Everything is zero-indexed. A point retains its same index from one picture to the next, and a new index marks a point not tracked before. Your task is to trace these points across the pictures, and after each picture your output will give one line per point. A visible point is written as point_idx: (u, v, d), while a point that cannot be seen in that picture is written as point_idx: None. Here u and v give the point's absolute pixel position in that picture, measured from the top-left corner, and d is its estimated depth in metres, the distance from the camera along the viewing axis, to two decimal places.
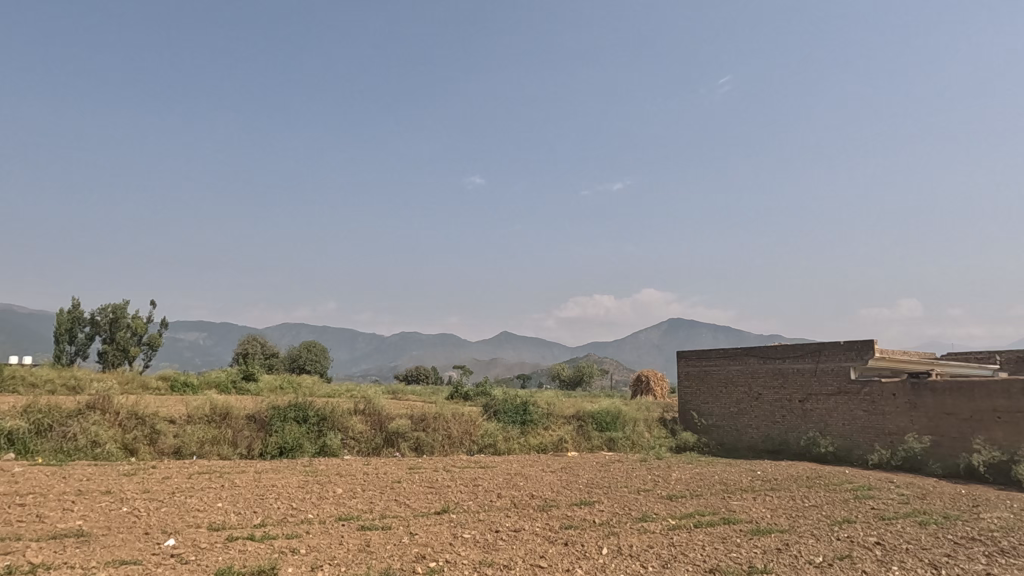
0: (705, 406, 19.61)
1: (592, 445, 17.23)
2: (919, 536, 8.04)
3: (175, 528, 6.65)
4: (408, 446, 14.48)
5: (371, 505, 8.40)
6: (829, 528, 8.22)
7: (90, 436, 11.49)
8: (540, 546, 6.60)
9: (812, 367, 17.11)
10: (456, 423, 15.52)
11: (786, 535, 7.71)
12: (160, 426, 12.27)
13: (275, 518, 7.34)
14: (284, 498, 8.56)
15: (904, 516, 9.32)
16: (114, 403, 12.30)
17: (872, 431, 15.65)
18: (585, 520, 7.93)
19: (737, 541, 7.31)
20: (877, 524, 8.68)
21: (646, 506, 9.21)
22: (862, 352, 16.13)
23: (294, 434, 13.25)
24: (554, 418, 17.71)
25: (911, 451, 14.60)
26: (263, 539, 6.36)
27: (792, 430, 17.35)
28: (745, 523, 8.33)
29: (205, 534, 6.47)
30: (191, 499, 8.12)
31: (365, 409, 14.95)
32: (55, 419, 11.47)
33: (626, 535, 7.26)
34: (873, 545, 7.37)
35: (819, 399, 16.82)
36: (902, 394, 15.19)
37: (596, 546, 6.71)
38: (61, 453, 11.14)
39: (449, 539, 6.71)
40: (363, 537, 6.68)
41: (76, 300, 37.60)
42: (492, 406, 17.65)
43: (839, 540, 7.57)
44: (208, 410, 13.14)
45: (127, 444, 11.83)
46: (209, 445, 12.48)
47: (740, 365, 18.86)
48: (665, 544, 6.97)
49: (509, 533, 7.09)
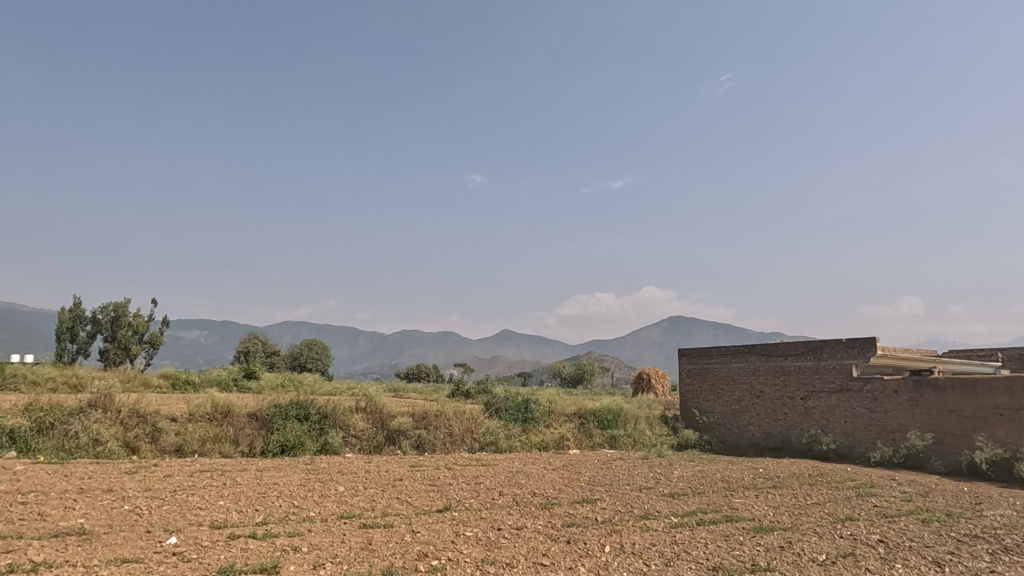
0: (707, 403, 19.58)
1: (594, 443, 17.21)
2: (922, 534, 8.02)
3: (177, 526, 6.65)
4: (409, 444, 14.48)
5: (372, 503, 8.39)
6: (832, 526, 8.19)
7: (92, 434, 11.48)
8: (542, 545, 6.58)
9: (814, 364, 17.09)
10: (457, 422, 15.51)
11: (789, 533, 7.69)
12: (161, 424, 12.27)
13: (277, 516, 7.33)
14: (285, 496, 8.55)
15: (906, 514, 9.30)
16: (116, 402, 12.31)
17: (874, 428, 15.62)
18: (587, 518, 7.91)
19: (740, 539, 7.29)
20: (880, 521, 8.65)
21: (648, 504, 9.19)
22: (864, 350, 16.11)
23: (296, 432, 13.24)
24: (555, 416, 17.70)
25: (913, 449, 14.56)
26: (265, 538, 6.36)
27: (794, 428, 17.32)
28: (747, 521, 8.31)
29: (207, 532, 6.46)
30: (193, 498, 8.11)
31: (366, 407, 14.95)
32: (56, 417, 11.47)
33: (629, 533, 7.24)
34: (876, 543, 7.35)
35: (821, 396, 16.80)
36: (904, 391, 15.16)
37: (599, 544, 6.69)
38: (63, 451, 11.14)
39: (451, 537, 6.70)
40: (365, 535, 6.67)
41: (78, 298, 37.65)
42: (494, 404, 17.65)
43: (842, 538, 7.55)
44: (209, 408, 13.14)
45: (129, 442, 11.82)
46: (211, 443, 12.47)
47: (742, 363, 18.84)
48: (667, 542, 6.95)
49: (511, 531, 7.08)
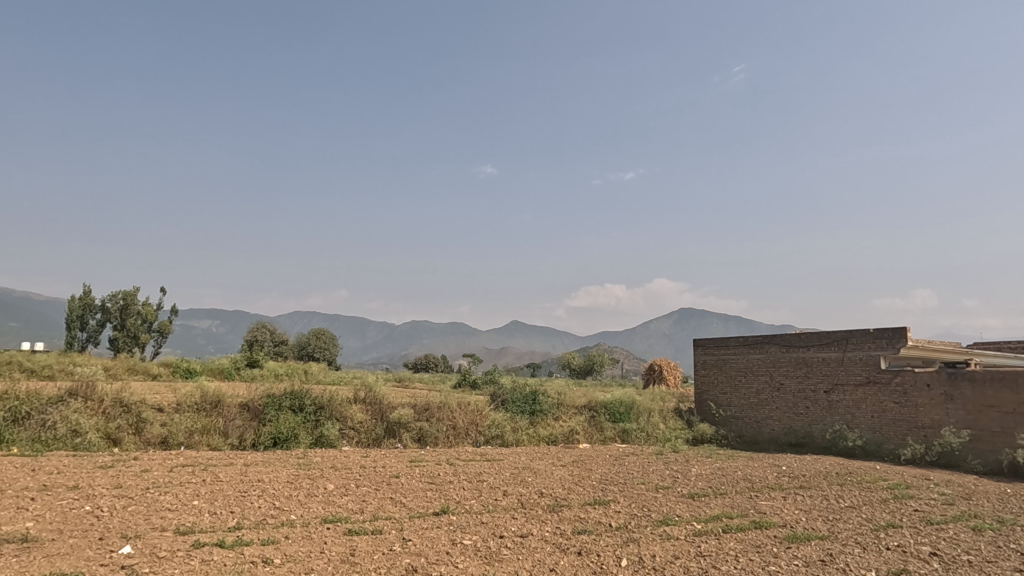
0: (724, 396, 18.60)
1: (604, 437, 16.43)
2: (976, 544, 7.12)
3: (137, 531, 5.90)
4: (410, 437, 13.74)
5: (363, 504, 7.60)
6: (874, 535, 7.31)
7: (70, 425, 10.85)
8: (551, 557, 5.76)
9: (838, 356, 16.09)
10: (462, 414, 14.77)
11: (828, 544, 6.82)
12: (146, 414, 11.60)
13: (253, 520, 6.57)
14: (267, 496, 7.79)
15: (953, 520, 8.37)
16: (98, 390, 11.61)
17: (903, 424, 14.67)
18: (599, 524, 7.10)
19: (774, 551, 6.41)
20: (927, 529, 7.74)
21: (667, 507, 8.34)
22: (894, 341, 15.10)
23: (289, 424, 12.53)
24: (565, 408, 16.85)
25: (948, 446, 13.57)
26: (233, 546, 5.58)
27: (817, 422, 16.38)
28: (779, 528, 7.45)
29: (169, 540, 5.69)
30: (164, 498, 7.36)
31: (366, 397, 14.17)
32: (33, 406, 10.81)
33: (647, 543, 6.41)
34: (930, 557, 6.45)
35: (846, 390, 15.84)
36: (938, 384, 14.18)
37: (614, 556, 5.86)
38: (38, 443, 10.49)
39: (446, 547, 5.89)
40: (349, 544, 5.87)
41: (88, 286, 37.30)
42: (500, 395, 16.82)
43: (889, 550, 6.66)
44: (198, 397, 12.49)
45: (110, 433, 11.18)
46: (198, 435, 11.86)
47: (761, 354, 17.88)
48: (693, 555, 6.08)
49: (515, 540, 6.27)
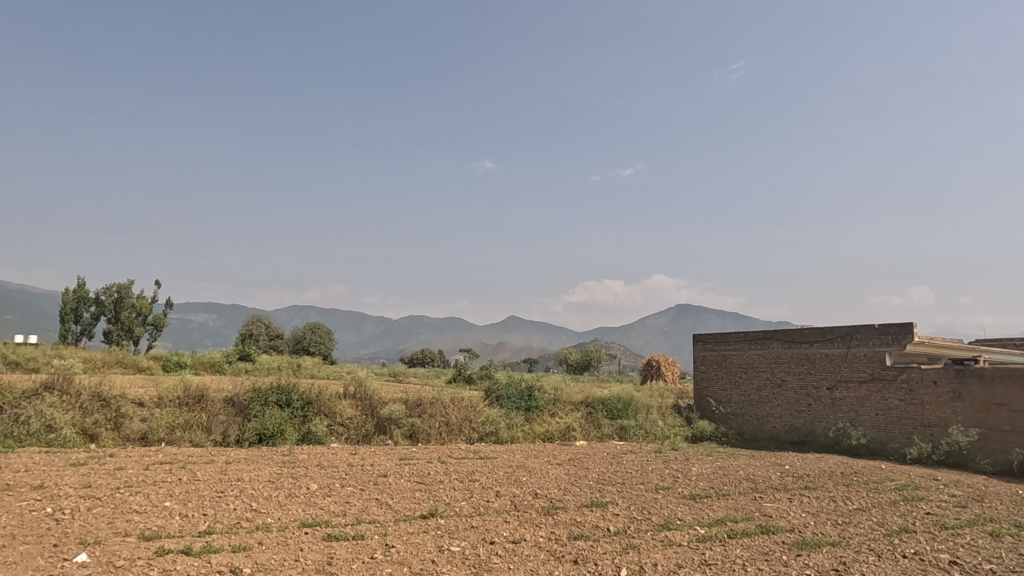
0: (724, 393, 18.18)
1: (602, 434, 16.01)
2: (997, 552, 6.70)
3: (97, 537, 5.45)
4: (402, 433, 13.32)
5: (345, 506, 7.16)
6: (888, 541, 6.90)
7: (45, 420, 10.40)
8: (545, 567, 5.31)
9: (842, 352, 15.70)
10: (456, 410, 14.34)
11: (840, 551, 6.40)
12: (126, 409, 11.17)
13: (225, 524, 6.14)
14: (245, 496, 7.35)
15: (969, 524, 7.96)
16: (75, 384, 11.16)
17: (909, 422, 14.31)
18: (597, 529, 6.66)
19: (784, 559, 6.00)
20: (943, 535, 7.34)
21: (669, 509, 7.94)
22: (900, 336, 14.73)
23: (275, 419, 12.10)
24: (561, 404, 16.46)
25: (956, 445, 13.18)
26: (200, 554, 5.14)
27: (819, 420, 16.00)
28: (788, 534, 7.02)
29: (131, 546, 5.26)
30: (135, 498, 6.92)
31: (356, 392, 13.73)
32: (6, 401, 10.36)
33: (649, 550, 5.99)
34: (951, 566, 6.03)
35: (850, 387, 15.45)
36: (945, 381, 13.78)
37: (614, 565, 5.43)
38: (10, 438, 10.02)
39: (431, 555, 5.46)
40: (327, 550, 5.45)
41: (82, 279, 36.78)
42: (495, 390, 16.39)
43: (908, 558, 6.23)
44: (180, 392, 11.99)
45: (87, 428, 10.74)
46: (180, 431, 11.40)
47: (762, 350, 17.46)
48: (698, 564, 5.66)
49: (506, 546, 5.83)
